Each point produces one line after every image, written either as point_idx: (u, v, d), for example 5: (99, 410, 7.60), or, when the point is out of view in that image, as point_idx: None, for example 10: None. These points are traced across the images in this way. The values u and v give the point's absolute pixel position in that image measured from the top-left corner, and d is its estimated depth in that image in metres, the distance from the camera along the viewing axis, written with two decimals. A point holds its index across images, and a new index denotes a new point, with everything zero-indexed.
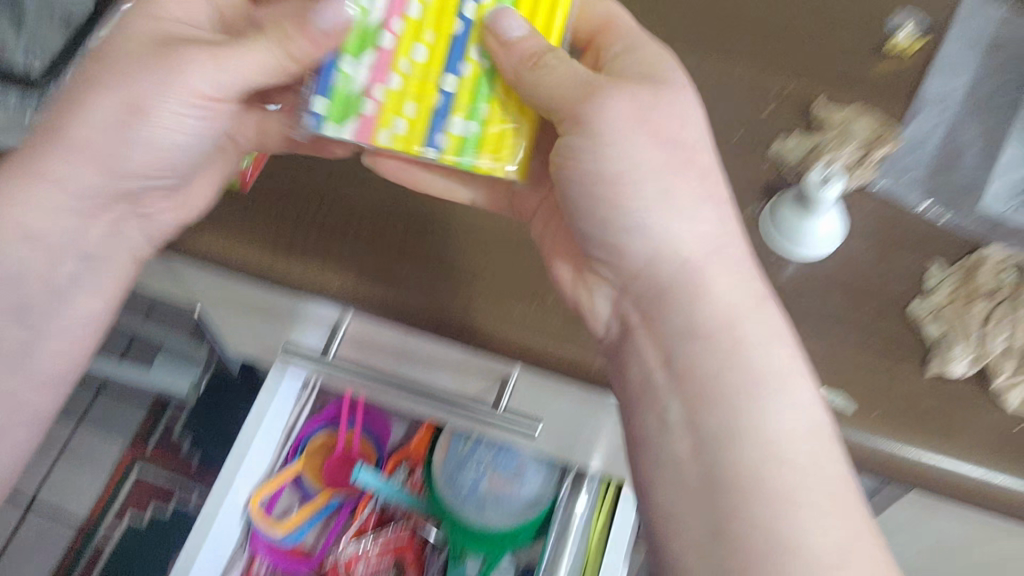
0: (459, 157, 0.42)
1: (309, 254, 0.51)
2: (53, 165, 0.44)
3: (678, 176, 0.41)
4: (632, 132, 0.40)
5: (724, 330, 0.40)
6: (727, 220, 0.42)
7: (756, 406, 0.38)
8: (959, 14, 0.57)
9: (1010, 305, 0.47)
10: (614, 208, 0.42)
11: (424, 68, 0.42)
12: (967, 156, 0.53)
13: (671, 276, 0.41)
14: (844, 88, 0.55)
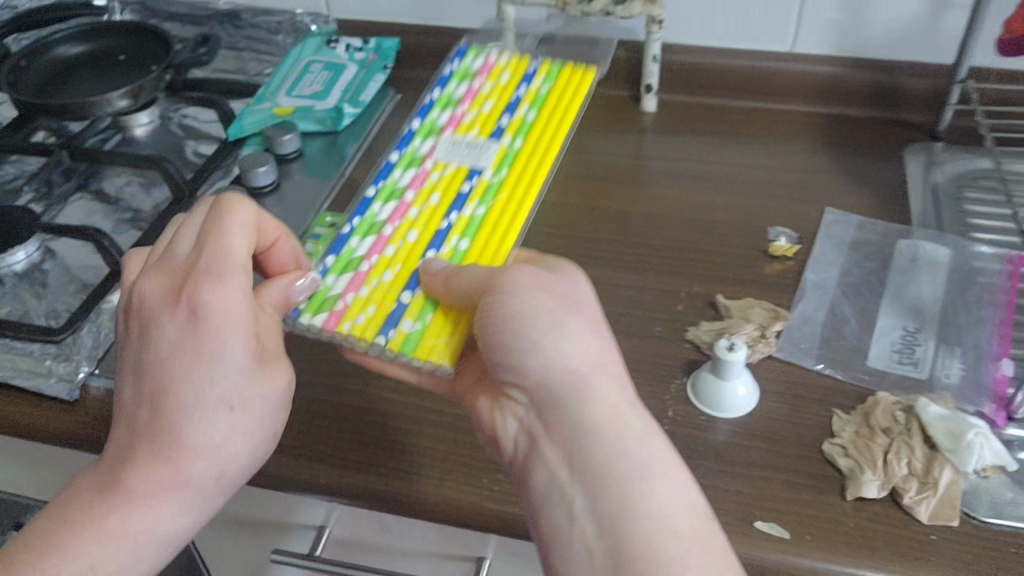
0: (400, 345, 0.56)
1: (293, 454, 0.57)
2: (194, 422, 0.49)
3: (570, 318, 0.49)
4: (530, 291, 0.50)
5: (615, 424, 0.46)
6: (603, 336, 0.50)
7: (647, 484, 0.44)
8: (822, 226, 0.71)
9: (904, 438, 0.55)
10: (508, 335, 0.49)
11: (385, 284, 0.60)
12: (850, 326, 0.63)
13: (566, 385, 0.48)
14: (742, 283, 0.66)
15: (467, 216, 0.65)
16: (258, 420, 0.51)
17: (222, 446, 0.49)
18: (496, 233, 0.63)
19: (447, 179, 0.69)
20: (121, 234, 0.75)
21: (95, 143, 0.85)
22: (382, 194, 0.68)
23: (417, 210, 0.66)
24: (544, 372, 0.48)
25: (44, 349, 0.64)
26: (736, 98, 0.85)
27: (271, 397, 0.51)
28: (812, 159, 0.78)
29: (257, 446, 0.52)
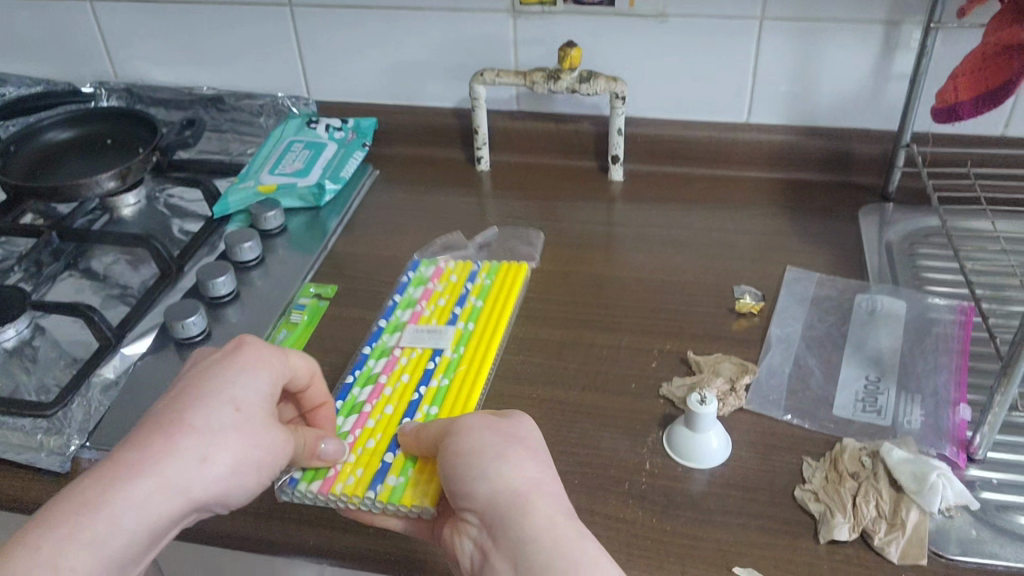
0: (388, 497, 0.57)
1: (279, 519, 0.59)
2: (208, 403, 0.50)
3: (514, 450, 0.50)
4: (482, 429, 0.52)
5: (555, 533, 0.46)
6: (545, 464, 0.51)
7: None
8: (784, 284, 0.75)
9: (871, 481, 0.57)
10: (464, 468, 0.50)
11: (374, 436, 0.62)
12: (815, 377, 0.67)
13: (507, 503, 0.48)
14: (711, 340, 0.70)
15: (440, 385, 0.65)
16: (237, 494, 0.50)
17: (218, 433, 0.49)
18: (458, 403, 0.64)
19: (413, 357, 0.68)
20: (110, 310, 0.78)
21: (84, 224, 0.87)
22: (361, 375, 0.67)
23: (394, 389, 0.66)
24: (488, 497, 0.48)
25: (35, 424, 0.66)
26: (697, 166, 0.90)
27: (258, 478, 0.51)
28: (772, 222, 0.82)
29: (224, 523, 0.49)
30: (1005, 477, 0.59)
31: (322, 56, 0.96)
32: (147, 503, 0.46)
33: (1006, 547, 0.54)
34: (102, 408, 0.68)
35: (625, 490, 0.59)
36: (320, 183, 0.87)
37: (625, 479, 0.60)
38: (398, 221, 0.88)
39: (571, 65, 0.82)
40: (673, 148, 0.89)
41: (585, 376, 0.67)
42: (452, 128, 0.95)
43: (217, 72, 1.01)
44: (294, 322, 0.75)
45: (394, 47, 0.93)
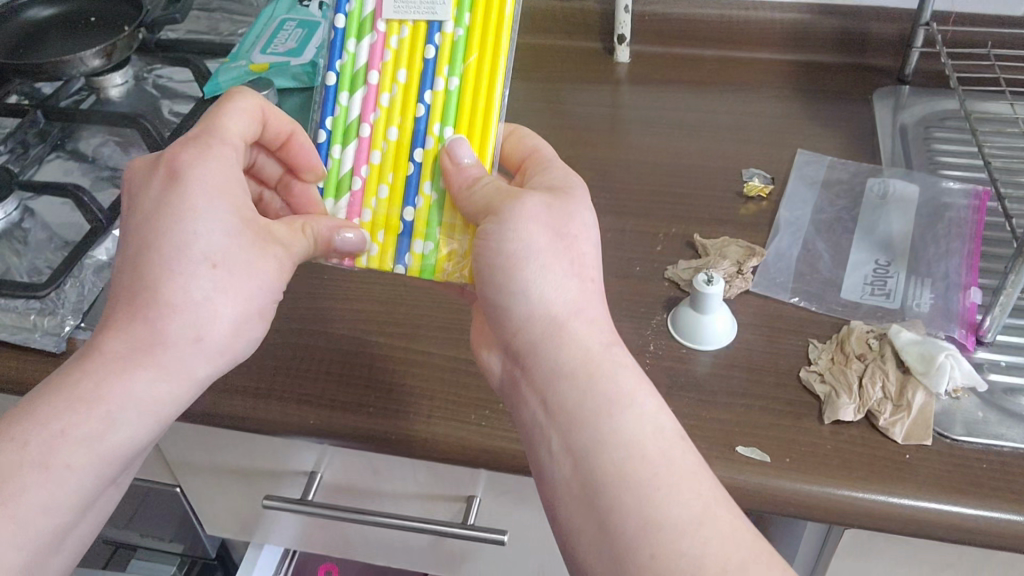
0: (419, 270, 0.55)
1: (281, 399, 0.58)
2: (178, 261, 0.47)
3: (552, 258, 0.46)
4: (524, 218, 0.46)
5: (591, 363, 0.44)
6: (584, 276, 0.47)
7: (623, 426, 0.42)
8: (794, 167, 0.73)
9: (878, 363, 0.57)
10: (502, 276, 0.46)
11: (388, 174, 0.55)
12: (823, 261, 0.65)
13: (543, 329, 0.45)
14: (718, 224, 0.68)
15: (448, 95, 0.54)
16: (175, 285, 0.47)
17: (204, 303, 0.47)
18: (466, 122, 0.54)
19: (406, 41, 0.54)
20: (100, 192, 0.76)
21: (70, 104, 0.84)
22: (347, 68, 0.55)
23: (391, 97, 0.55)
24: (525, 317, 0.46)
25: (28, 304, 0.64)
26: (707, 47, 0.86)
27: (197, 262, 0.47)
28: (783, 105, 0.80)
29: (169, 321, 0.47)
30: (1013, 360, 0.58)
31: None
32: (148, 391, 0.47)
33: (1012, 428, 0.54)
34: (96, 289, 0.66)
35: None
36: (313, 62, 0.84)
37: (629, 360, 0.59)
38: None
39: None
40: (682, 28, 0.86)
41: None
42: None
43: None
44: None
45: None
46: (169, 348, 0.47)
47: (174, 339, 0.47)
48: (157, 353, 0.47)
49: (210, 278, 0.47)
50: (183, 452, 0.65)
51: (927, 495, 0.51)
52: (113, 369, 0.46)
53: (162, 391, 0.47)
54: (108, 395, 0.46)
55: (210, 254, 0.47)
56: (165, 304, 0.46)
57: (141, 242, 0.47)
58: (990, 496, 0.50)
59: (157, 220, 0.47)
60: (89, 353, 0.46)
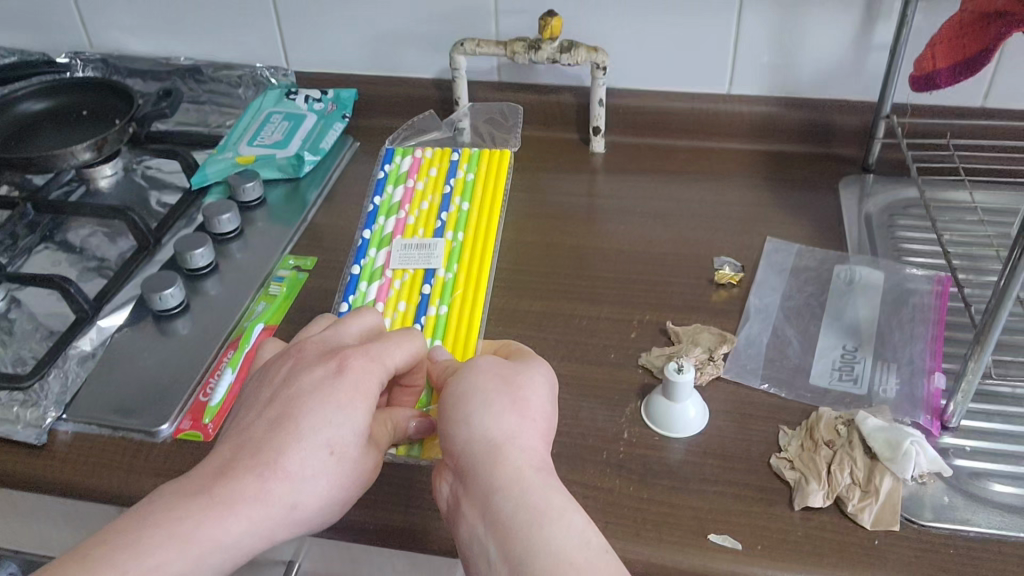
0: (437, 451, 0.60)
1: None
2: (299, 442, 0.47)
3: (494, 397, 0.49)
4: (480, 376, 0.51)
5: (523, 484, 0.45)
6: (529, 412, 0.49)
7: (548, 539, 0.42)
8: (763, 254, 0.75)
9: (846, 449, 0.58)
10: (451, 415, 0.49)
11: None
12: (792, 346, 0.67)
13: (481, 449, 0.46)
14: (690, 311, 0.70)
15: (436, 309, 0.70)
16: (294, 461, 0.47)
17: (308, 483, 0.47)
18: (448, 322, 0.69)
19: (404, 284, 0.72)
20: (87, 283, 0.77)
21: (60, 196, 0.87)
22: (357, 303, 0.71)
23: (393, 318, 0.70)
24: (464, 442, 0.47)
25: (11, 396, 0.65)
26: (679, 138, 0.89)
27: (317, 449, 0.47)
28: (753, 194, 0.82)
29: (276, 486, 0.46)
30: (978, 445, 0.60)
31: (302, 26, 0.95)
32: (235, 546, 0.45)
33: (978, 514, 0.55)
34: (79, 380, 0.67)
35: (603, 459, 0.59)
36: (299, 154, 0.87)
37: (604, 448, 0.60)
38: None
39: (551, 35, 0.81)
40: (655, 119, 0.89)
41: (566, 345, 0.68)
42: (432, 99, 0.95)
43: (196, 43, 1.00)
44: (273, 294, 0.75)
45: (373, 16, 0.92)
46: (270, 507, 0.46)
47: (274, 502, 0.46)
48: (259, 508, 0.45)
49: (323, 465, 0.48)
50: None
51: None
52: (216, 512, 0.44)
53: (245, 546, 0.45)
54: (203, 538, 0.44)
55: (330, 450, 0.48)
56: (280, 473, 0.46)
57: (280, 414, 0.48)
58: None
59: (300, 402, 0.49)
60: (194, 493, 0.45)
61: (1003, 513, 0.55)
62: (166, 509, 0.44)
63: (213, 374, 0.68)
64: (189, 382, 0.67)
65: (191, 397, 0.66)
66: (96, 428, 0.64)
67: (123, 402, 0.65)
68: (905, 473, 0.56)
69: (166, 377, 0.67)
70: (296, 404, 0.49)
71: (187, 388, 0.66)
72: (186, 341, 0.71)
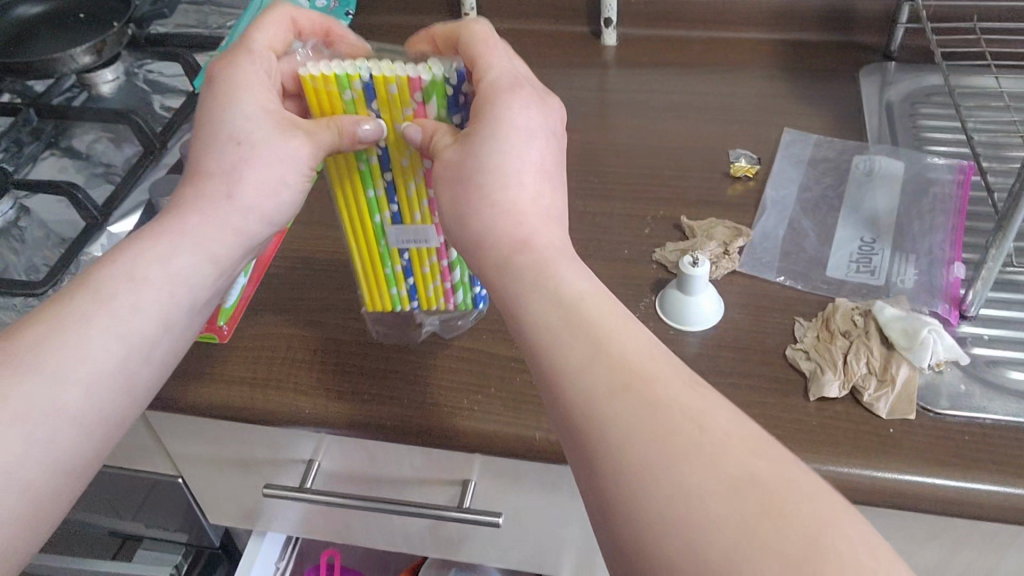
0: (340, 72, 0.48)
1: (287, 390, 0.59)
2: (225, 143, 0.49)
3: (523, 157, 0.46)
4: (509, 131, 0.46)
5: (571, 308, 0.41)
6: (549, 180, 0.47)
7: (566, 304, 0.41)
8: (781, 146, 0.74)
9: (863, 339, 0.57)
10: (477, 186, 0.45)
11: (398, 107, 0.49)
12: (809, 239, 0.66)
13: (506, 244, 0.44)
14: (705, 205, 0.69)
15: (414, 281, 0.60)
16: (197, 228, 0.49)
17: (233, 169, 0.49)
18: (363, 233, 0.56)
19: (347, 102, 0.49)
20: (94, 189, 0.77)
21: (63, 101, 0.85)
22: (443, 76, 0.48)
23: (462, 288, 0.60)
24: (499, 218, 0.45)
25: (27, 302, 0.66)
26: (693, 29, 0.87)
27: (216, 210, 0.49)
28: (769, 86, 0.80)
29: (209, 180, 0.49)
30: (997, 334, 0.59)
31: None
32: (193, 236, 0.48)
33: (993, 400, 0.55)
34: None
35: None
36: None
37: None
38: None
39: None
40: (668, 8, 0.86)
41: (579, 241, 0.67)
42: None
43: None
44: None
45: None
46: (206, 263, 0.49)
47: (210, 189, 0.49)
48: (157, 272, 0.47)
49: (240, 153, 0.49)
50: (183, 442, 0.67)
51: (911, 468, 0.52)
52: (168, 223, 0.49)
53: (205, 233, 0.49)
54: (166, 239, 0.48)
55: (243, 199, 0.49)
56: (206, 176, 0.49)
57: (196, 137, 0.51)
58: (971, 468, 0.51)
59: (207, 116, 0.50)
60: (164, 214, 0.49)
61: (1019, 400, 0.54)
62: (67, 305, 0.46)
63: None
64: None
65: None
66: None
67: None
68: (921, 360, 0.55)
69: None
70: (203, 128, 0.50)
71: None
72: None
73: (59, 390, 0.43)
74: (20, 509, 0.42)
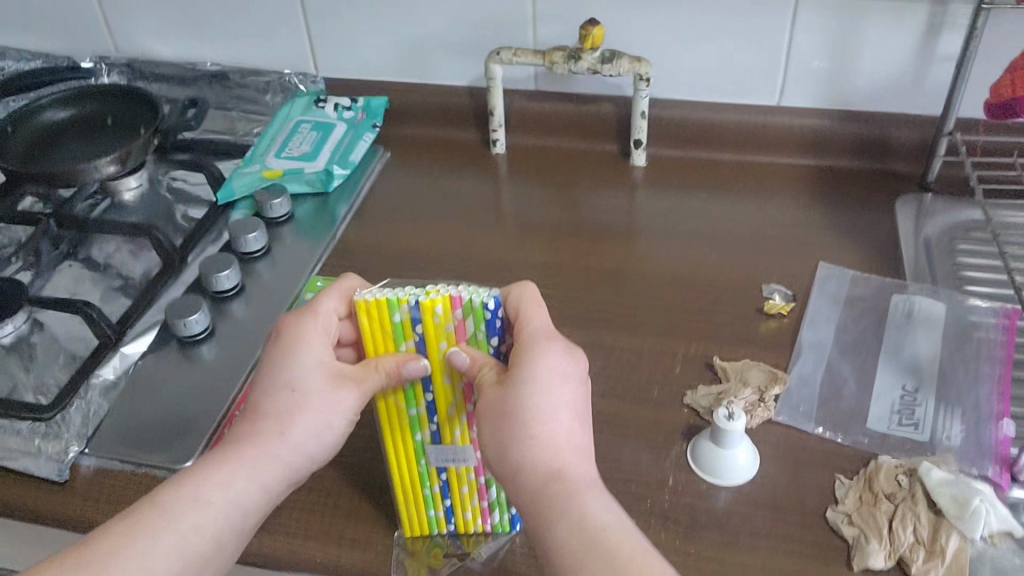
0: (389, 300, 0.49)
1: (295, 533, 0.56)
2: (290, 388, 0.51)
3: (558, 398, 0.47)
4: (548, 379, 0.47)
5: (593, 536, 0.43)
6: (581, 416, 0.49)
7: (590, 531, 0.43)
8: (816, 281, 0.71)
9: (908, 503, 0.54)
10: (514, 430, 0.46)
11: (444, 338, 0.50)
12: (848, 385, 0.63)
13: (540, 484, 0.46)
14: (738, 344, 0.66)
15: (452, 504, 0.56)
16: (244, 472, 0.50)
17: (291, 410, 0.51)
18: (405, 450, 0.54)
19: (397, 328, 0.50)
20: (110, 303, 0.75)
21: (85, 210, 0.84)
22: (481, 300, 0.49)
23: (498, 509, 0.56)
24: (528, 463, 0.46)
25: (33, 428, 0.63)
26: (724, 152, 0.85)
27: (273, 444, 0.51)
28: (802, 215, 0.78)
29: (267, 422, 0.51)
30: None
31: (330, 31, 0.91)
32: (248, 471, 0.50)
33: None
34: (102, 412, 0.65)
35: (648, 509, 0.56)
36: (328, 168, 0.84)
37: (648, 496, 0.57)
38: (410, 208, 0.84)
39: (592, 45, 0.78)
40: (699, 132, 0.85)
41: (606, 380, 0.64)
42: (466, 108, 0.91)
43: (220, 48, 0.97)
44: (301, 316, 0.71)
45: (406, 24, 0.88)
46: (262, 496, 0.50)
47: (267, 430, 0.51)
48: (218, 500, 0.48)
49: (295, 399, 0.51)
50: None
51: None
52: (230, 456, 0.50)
53: (264, 468, 0.50)
54: (220, 477, 0.49)
55: (295, 439, 0.51)
56: (262, 416, 0.51)
57: (256, 381, 0.53)
58: None
59: (269, 362, 0.53)
60: (222, 448, 0.51)
61: None
62: (127, 522, 0.47)
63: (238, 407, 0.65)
64: (216, 410, 0.65)
65: (218, 431, 0.63)
66: (119, 463, 0.62)
67: (151, 437, 0.63)
68: (972, 531, 0.52)
69: (190, 416, 0.64)
70: (263, 373, 0.53)
71: (215, 416, 0.64)
72: (213, 367, 0.68)
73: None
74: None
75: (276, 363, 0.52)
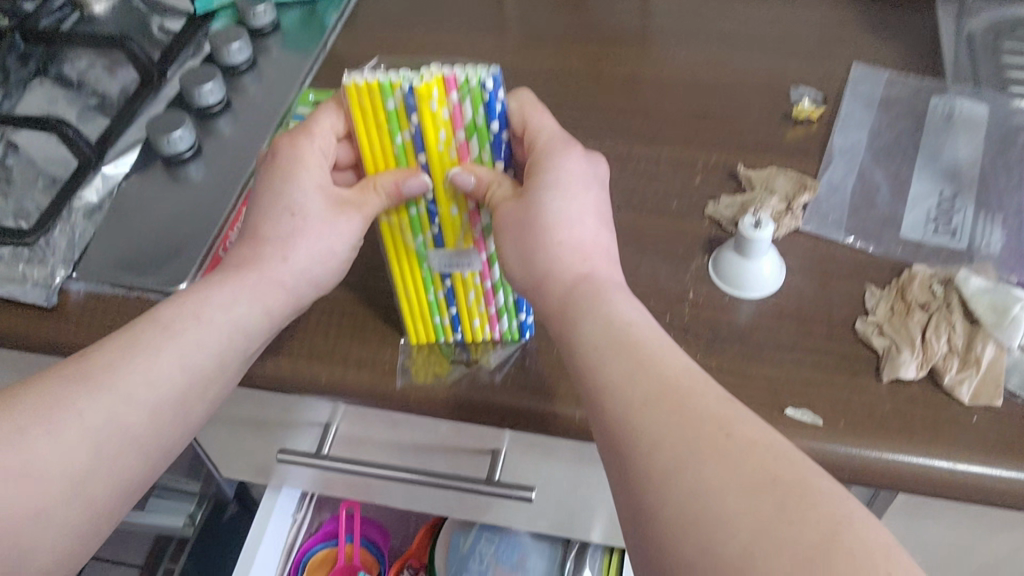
0: (383, 84, 0.43)
1: (297, 352, 0.53)
2: (289, 209, 0.48)
3: (578, 201, 0.45)
4: (568, 180, 0.45)
5: (611, 334, 0.40)
6: (603, 220, 0.47)
7: (615, 325, 0.41)
8: (848, 83, 0.66)
9: (944, 312, 0.51)
10: (538, 232, 0.44)
11: (443, 135, 0.45)
12: (881, 194, 0.59)
13: (567, 286, 0.43)
14: (763, 151, 0.62)
15: (458, 311, 0.54)
16: (247, 295, 0.47)
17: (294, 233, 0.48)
18: (407, 256, 0.51)
19: (390, 114, 0.45)
20: (87, 124, 0.70)
21: (51, 23, 0.75)
22: (479, 79, 0.43)
23: (507, 314, 0.53)
24: (553, 264, 0.44)
25: (16, 253, 0.60)
26: None
27: (274, 268, 0.48)
28: (834, 13, 0.72)
29: (269, 245, 0.48)
30: None
31: None
32: (249, 295, 0.47)
33: None
34: (87, 236, 0.61)
35: (667, 322, 0.53)
36: None
37: (667, 310, 0.54)
38: (406, 15, 0.77)
39: None
40: None
41: (621, 192, 0.60)
42: None
43: None
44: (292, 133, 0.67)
45: None
46: (265, 321, 0.48)
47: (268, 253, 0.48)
48: (220, 320, 0.46)
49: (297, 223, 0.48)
50: None
51: (995, 460, 0.46)
52: (231, 279, 0.47)
53: (267, 292, 0.48)
54: (221, 300, 0.47)
55: (296, 265, 0.48)
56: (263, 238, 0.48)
57: (254, 199, 0.49)
58: None
59: (267, 180, 0.49)
60: (222, 269, 0.48)
61: None
62: (126, 339, 0.44)
63: (232, 227, 0.61)
64: (208, 234, 0.61)
65: (212, 252, 0.60)
66: (109, 288, 0.58)
67: (141, 261, 0.59)
68: (1010, 338, 0.49)
69: (182, 240, 0.60)
70: (261, 192, 0.49)
71: (208, 239, 0.60)
72: (202, 189, 0.64)
73: (126, 415, 0.43)
74: (81, 518, 0.41)
75: (276, 184, 0.48)
